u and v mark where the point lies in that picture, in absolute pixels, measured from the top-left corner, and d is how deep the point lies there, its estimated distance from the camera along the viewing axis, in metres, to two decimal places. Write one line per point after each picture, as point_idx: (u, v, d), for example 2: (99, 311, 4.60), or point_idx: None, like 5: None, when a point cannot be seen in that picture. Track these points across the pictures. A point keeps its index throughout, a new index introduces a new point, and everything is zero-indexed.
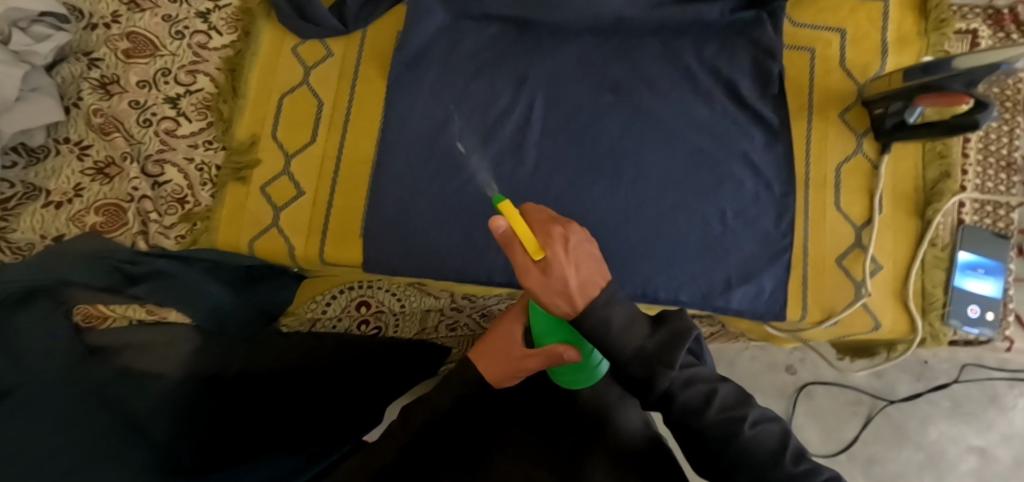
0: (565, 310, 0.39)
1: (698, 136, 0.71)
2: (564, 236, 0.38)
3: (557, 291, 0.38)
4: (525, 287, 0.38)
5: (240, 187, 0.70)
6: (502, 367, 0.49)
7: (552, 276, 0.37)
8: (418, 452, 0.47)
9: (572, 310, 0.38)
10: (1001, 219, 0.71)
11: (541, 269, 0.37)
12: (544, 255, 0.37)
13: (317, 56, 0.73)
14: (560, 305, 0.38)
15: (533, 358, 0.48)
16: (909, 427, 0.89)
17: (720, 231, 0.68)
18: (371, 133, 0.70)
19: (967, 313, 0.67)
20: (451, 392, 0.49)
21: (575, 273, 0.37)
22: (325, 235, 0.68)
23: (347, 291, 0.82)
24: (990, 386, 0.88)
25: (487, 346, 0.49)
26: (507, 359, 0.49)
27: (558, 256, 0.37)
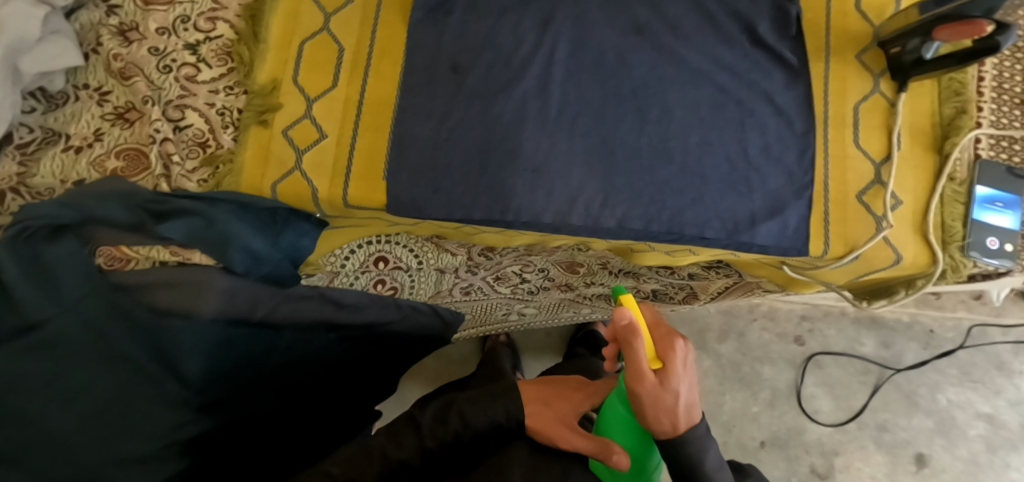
0: (663, 423, 0.53)
1: (719, 75, 0.72)
2: (680, 357, 0.52)
3: (668, 411, 0.52)
4: (643, 391, 0.51)
5: (263, 130, 0.69)
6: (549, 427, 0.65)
7: (667, 392, 0.51)
8: (434, 456, 0.66)
9: (671, 426, 0.53)
10: (1017, 154, 0.69)
11: (661, 383, 0.51)
12: (668, 369, 0.51)
13: (337, 2, 0.74)
14: (662, 419, 0.53)
15: (582, 440, 0.63)
16: (918, 394, 1.31)
17: (744, 166, 0.69)
18: (393, 77, 0.72)
19: (986, 245, 0.67)
20: (484, 415, 0.67)
21: (683, 392, 0.52)
22: (348, 176, 0.69)
23: (365, 246, 0.84)
24: (987, 352, 1.32)
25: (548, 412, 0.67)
26: (557, 425, 0.65)
27: (675, 373, 0.51)
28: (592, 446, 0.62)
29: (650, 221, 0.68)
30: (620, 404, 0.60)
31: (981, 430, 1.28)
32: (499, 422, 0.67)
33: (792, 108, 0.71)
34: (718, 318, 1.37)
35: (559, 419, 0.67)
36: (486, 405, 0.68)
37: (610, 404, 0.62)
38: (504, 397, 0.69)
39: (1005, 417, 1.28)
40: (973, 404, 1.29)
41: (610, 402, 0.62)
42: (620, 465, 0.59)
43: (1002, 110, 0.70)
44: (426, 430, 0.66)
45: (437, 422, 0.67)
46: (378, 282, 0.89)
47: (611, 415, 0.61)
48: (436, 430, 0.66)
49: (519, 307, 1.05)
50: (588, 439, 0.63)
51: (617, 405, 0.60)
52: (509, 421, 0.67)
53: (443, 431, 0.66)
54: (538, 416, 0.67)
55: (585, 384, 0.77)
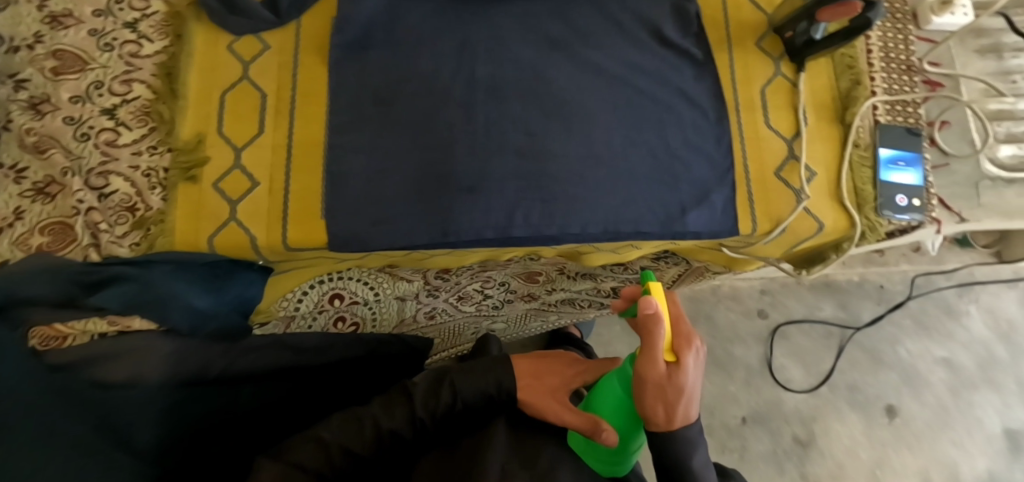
0: (657, 410, 0.55)
1: (633, 76, 0.75)
2: (692, 357, 0.54)
3: (663, 402, 0.54)
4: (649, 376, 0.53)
5: (192, 186, 0.69)
6: (539, 399, 0.67)
7: (669, 384, 0.53)
8: (423, 429, 0.66)
9: (664, 418, 0.56)
10: (911, 116, 0.75)
11: (668, 375, 0.53)
12: (679, 365, 0.53)
13: (253, 50, 0.74)
14: (657, 407, 0.55)
15: (572, 416, 0.65)
16: (881, 350, 1.44)
17: (668, 159, 0.73)
18: (319, 116, 0.72)
19: (896, 202, 0.72)
20: (473, 387, 0.67)
21: (687, 389, 0.54)
22: (285, 220, 0.69)
23: (318, 286, 0.85)
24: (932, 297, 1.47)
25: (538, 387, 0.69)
26: (547, 398, 0.67)
27: (685, 371, 0.53)
28: (581, 420, 0.64)
29: (590, 225, 0.71)
30: (617, 382, 0.64)
31: (941, 374, 1.43)
32: (490, 394, 0.68)
33: (705, 99, 0.75)
34: (686, 305, 1.45)
35: (549, 392, 0.69)
36: (477, 376, 0.68)
37: (608, 383, 0.65)
38: (497, 370, 0.69)
39: (958, 357, 1.44)
40: (930, 350, 1.44)
41: (608, 383, 0.65)
42: (608, 441, 0.60)
43: (892, 77, 0.76)
44: (418, 399, 0.66)
45: (430, 394, 0.67)
46: (339, 319, 0.91)
47: (606, 393, 0.65)
48: (428, 401, 0.66)
49: (487, 323, 1.09)
50: (577, 414, 0.65)
51: (615, 384, 0.64)
52: (499, 392, 0.68)
53: (436, 401, 0.66)
54: (531, 390, 0.68)
55: (578, 360, 0.78)
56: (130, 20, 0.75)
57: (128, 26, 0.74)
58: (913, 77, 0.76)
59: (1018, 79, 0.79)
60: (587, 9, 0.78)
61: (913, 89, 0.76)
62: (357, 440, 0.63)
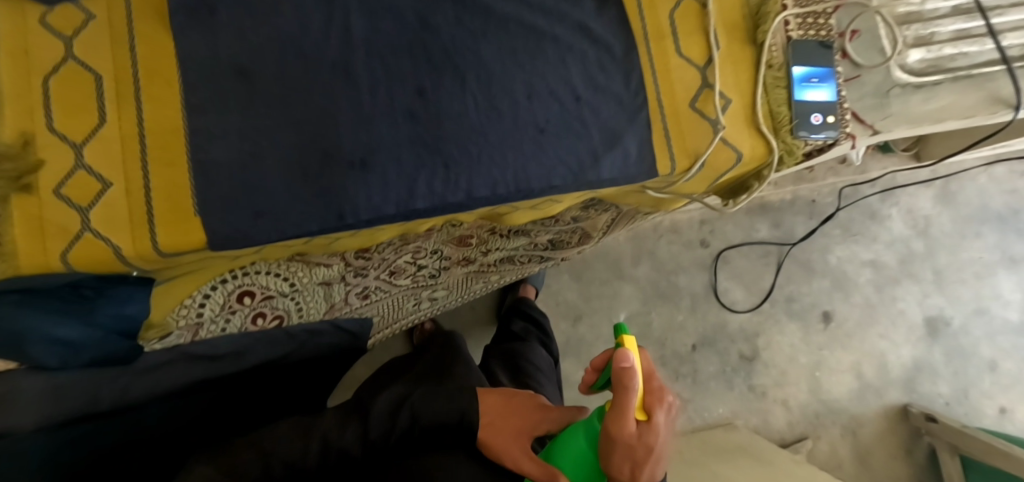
0: (623, 472, 0.53)
1: (528, 13, 0.68)
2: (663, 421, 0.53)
3: (631, 462, 0.52)
4: (619, 426, 0.52)
5: (27, 198, 0.58)
6: (503, 448, 0.62)
7: (639, 444, 0.52)
8: (376, 447, 0.66)
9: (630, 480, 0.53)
10: (823, 28, 0.71)
11: (637, 431, 0.52)
12: (651, 426, 0.53)
13: (75, 23, 0.61)
14: (624, 469, 0.53)
15: (530, 464, 0.60)
16: (816, 262, 1.49)
17: (575, 104, 0.67)
18: (172, 97, 0.62)
19: (811, 122, 0.69)
20: (434, 407, 0.68)
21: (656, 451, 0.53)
22: (152, 223, 0.60)
23: (222, 285, 0.76)
24: (864, 204, 1.52)
25: (500, 435, 0.64)
26: (509, 444, 0.62)
27: (654, 430, 0.53)
28: (538, 472, 0.59)
29: (498, 186, 0.65)
30: (582, 437, 0.58)
31: (868, 276, 1.50)
32: (450, 423, 0.67)
33: (607, 34, 0.69)
34: (627, 245, 1.44)
35: (513, 438, 0.63)
36: (441, 401, 0.69)
37: (571, 435, 0.59)
38: (460, 392, 0.70)
39: (883, 258, 1.51)
40: (857, 254, 1.51)
41: (569, 436, 0.59)
42: None
43: None
44: (374, 421, 0.67)
45: (387, 415, 0.68)
46: (257, 315, 0.82)
47: (568, 447, 0.58)
48: (383, 422, 0.67)
49: (427, 293, 1.02)
50: (541, 467, 0.59)
51: (580, 439, 0.58)
52: (459, 422, 0.67)
53: (395, 420, 0.67)
54: (493, 435, 0.64)
55: (546, 408, 0.69)
56: None
57: None
58: None
59: None
60: None
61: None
62: (300, 457, 0.64)
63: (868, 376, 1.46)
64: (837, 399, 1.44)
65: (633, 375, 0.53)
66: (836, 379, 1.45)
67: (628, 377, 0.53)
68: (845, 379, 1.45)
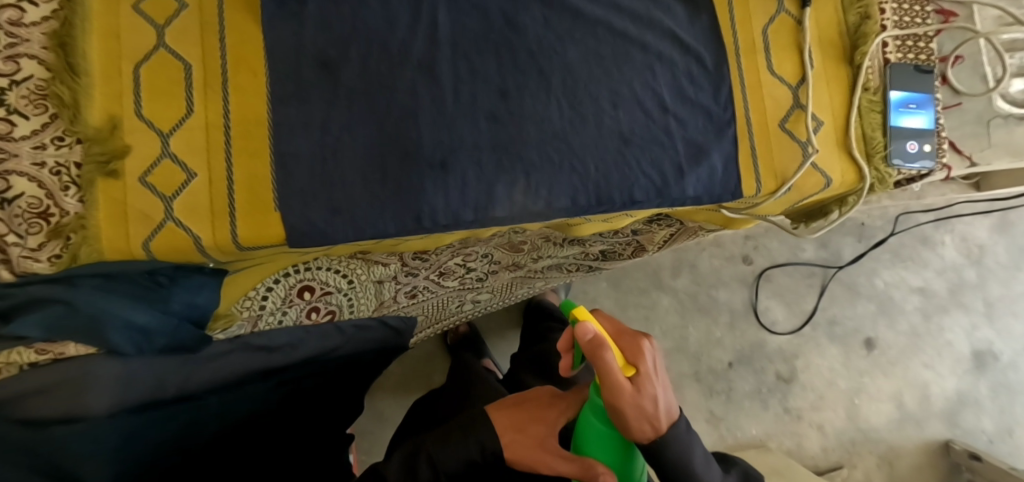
0: (644, 428, 0.54)
1: (618, 20, 0.65)
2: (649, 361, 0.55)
3: (648, 413, 0.54)
4: (622, 386, 0.52)
5: (113, 182, 0.58)
6: (526, 450, 0.67)
7: (644, 397, 0.53)
8: None
9: (655, 427, 0.55)
10: (923, 52, 0.68)
11: (635, 385, 0.53)
12: (644, 372, 0.54)
13: (168, 11, 0.61)
14: (644, 425, 0.54)
15: (565, 464, 0.63)
16: (859, 284, 1.44)
17: (661, 117, 0.65)
18: (257, 89, 0.61)
19: (906, 150, 0.66)
20: (454, 457, 0.67)
21: (660, 392, 0.54)
22: (233, 215, 0.60)
23: (284, 279, 0.75)
24: (919, 230, 1.48)
25: (520, 440, 0.67)
26: (537, 454, 0.66)
27: (647, 372, 0.54)
28: (573, 469, 0.62)
29: (578, 197, 0.63)
30: (593, 417, 0.59)
31: (914, 304, 1.45)
32: (476, 461, 0.68)
33: (698, 44, 0.66)
34: (669, 257, 1.41)
35: (536, 441, 0.67)
36: (452, 444, 0.67)
37: (586, 420, 0.61)
38: (473, 433, 0.68)
39: (932, 286, 1.46)
40: (905, 280, 1.46)
41: (583, 419, 0.61)
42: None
43: (902, 8, 0.68)
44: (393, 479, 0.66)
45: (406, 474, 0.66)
46: (312, 310, 0.81)
47: (587, 430, 0.61)
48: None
49: (472, 295, 1.01)
50: (567, 460, 0.63)
51: (592, 420, 0.60)
52: (484, 454, 0.68)
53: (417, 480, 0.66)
54: (517, 442, 0.67)
55: (556, 392, 0.71)
56: None
57: None
58: (925, 6, 0.69)
59: None
60: None
61: (925, 20, 0.68)
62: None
63: (908, 405, 1.42)
64: (874, 428, 1.40)
65: (604, 344, 0.53)
66: (875, 406, 1.41)
67: (601, 347, 0.52)
68: (884, 408, 1.41)
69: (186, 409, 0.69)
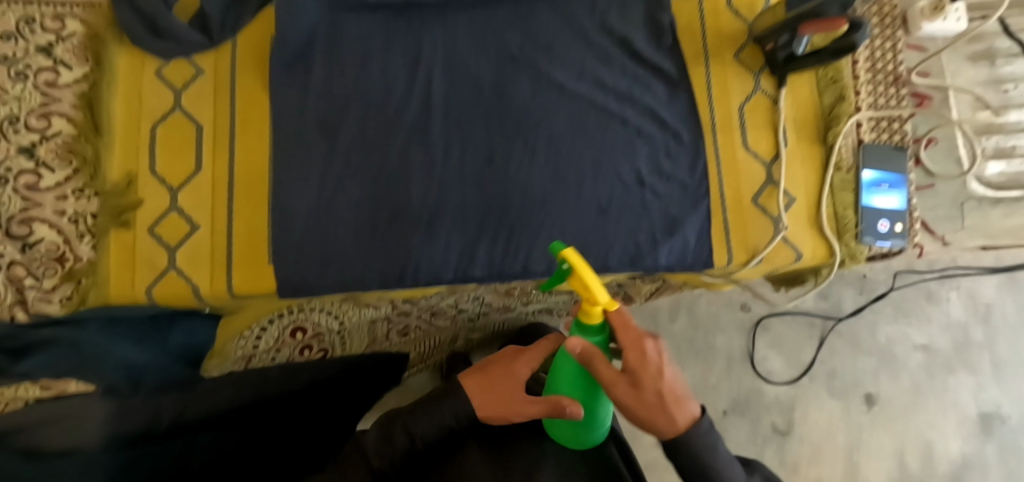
0: (658, 419, 0.45)
1: (601, 94, 0.69)
2: (654, 357, 0.44)
3: (651, 403, 0.44)
4: (615, 395, 0.45)
5: (124, 232, 0.63)
6: (496, 407, 0.53)
7: (646, 392, 0.44)
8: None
9: (670, 418, 0.45)
10: (897, 132, 0.71)
11: (631, 380, 0.44)
12: (646, 367, 0.44)
13: (185, 76, 0.67)
14: (656, 418, 0.45)
15: (536, 406, 0.50)
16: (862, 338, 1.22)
17: (640, 188, 0.67)
18: (259, 149, 0.66)
19: (878, 228, 0.68)
20: (430, 421, 0.53)
21: (662, 361, 0.44)
22: (229, 268, 0.64)
23: (278, 320, 0.80)
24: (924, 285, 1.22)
25: (490, 383, 0.53)
26: (511, 401, 0.52)
27: (639, 365, 0.44)
28: (541, 409, 0.50)
29: (555, 261, 0.65)
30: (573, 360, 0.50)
31: (917, 357, 1.21)
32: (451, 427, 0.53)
33: (679, 118, 0.69)
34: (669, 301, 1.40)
35: (514, 383, 0.53)
36: (435, 407, 0.53)
37: (563, 357, 0.51)
38: (442, 403, 0.53)
39: (938, 346, 1.22)
40: (907, 338, 1.23)
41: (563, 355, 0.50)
42: (575, 417, 0.47)
43: (879, 90, 0.71)
44: (372, 452, 0.52)
45: (383, 443, 0.52)
46: (305, 348, 0.85)
47: (563, 370, 0.51)
48: (384, 451, 0.52)
49: (466, 335, 0.98)
50: (537, 403, 0.51)
51: (570, 360, 0.50)
52: (459, 421, 0.53)
53: (390, 452, 0.52)
54: (481, 399, 0.53)
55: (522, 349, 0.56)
56: (44, 44, 0.66)
57: (42, 51, 0.66)
58: (900, 89, 0.71)
59: (1010, 88, 0.74)
60: (552, 20, 0.70)
61: (899, 103, 0.71)
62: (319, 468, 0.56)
63: (908, 465, 1.20)
64: None
65: (594, 355, 0.45)
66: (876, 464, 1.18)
67: (591, 357, 0.45)
68: (888, 466, 1.18)
69: (188, 439, 0.61)
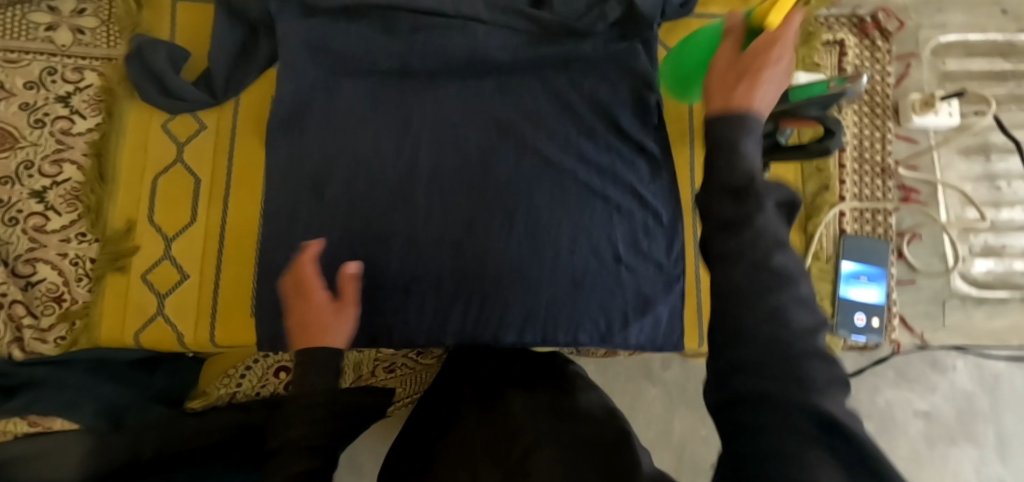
0: (714, 83, 0.39)
1: (585, 169, 0.69)
2: (762, 100, 0.36)
3: (728, 80, 0.38)
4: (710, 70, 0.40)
5: (120, 277, 0.67)
6: (328, 317, 0.56)
7: (737, 93, 0.36)
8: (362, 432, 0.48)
9: (719, 103, 0.36)
10: (881, 225, 0.71)
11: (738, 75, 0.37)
12: (755, 48, 0.38)
13: (189, 130, 0.71)
14: (709, 99, 0.38)
15: (343, 308, 0.56)
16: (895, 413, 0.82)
17: (614, 264, 0.68)
18: (253, 206, 0.70)
19: (855, 321, 0.68)
20: (318, 392, 0.48)
21: (768, 69, 0.37)
22: (213, 316, 0.67)
23: (263, 359, 0.76)
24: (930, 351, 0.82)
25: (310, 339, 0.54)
26: (339, 322, 0.55)
27: (739, 94, 0.36)
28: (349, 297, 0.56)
29: (524, 330, 0.67)
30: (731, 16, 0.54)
31: (918, 426, 0.82)
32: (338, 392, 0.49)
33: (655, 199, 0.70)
34: None
35: (318, 308, 0.56)
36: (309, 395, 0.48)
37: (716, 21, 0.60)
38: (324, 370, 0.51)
39: (940, 414, 0.83)
40: (907, 402, 0.83)
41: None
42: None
43: (864, 181, 0.71)
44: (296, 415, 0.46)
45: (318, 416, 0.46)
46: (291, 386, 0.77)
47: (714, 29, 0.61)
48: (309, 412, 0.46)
49: None
50: (342, 299, 0.57)
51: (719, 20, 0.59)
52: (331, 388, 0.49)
53: (310, 415, 0.46)
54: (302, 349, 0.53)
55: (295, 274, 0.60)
56: (63, 93, 0.71)
57: (61, 100, 0.70)
58: (887, 181, 0.71)
59: (1003, 185, 0.72)
60: (539, 93, 0.71)
61: (885, 195, 0.71)
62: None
63: None
64: None
65: (726, 46, 0.42)
66: None
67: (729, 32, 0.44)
68: None
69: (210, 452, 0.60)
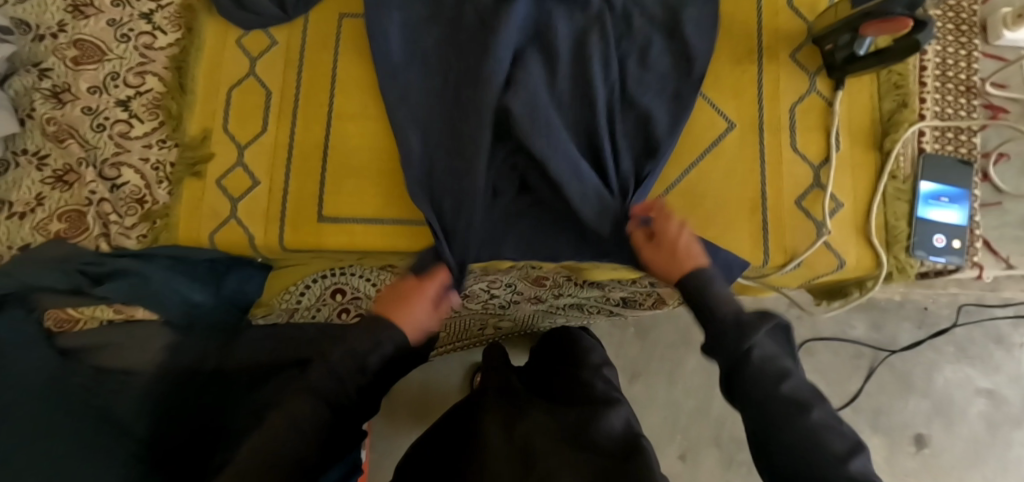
0: (663, 261, 0.61)
1: (649, 88, 0.68)
2: (675, 229, 0.61)
3: (661, 251, 0.61)
4: (648, 257, 0.62)
5: (196, 182, 0.70)
6: (428, 311, 0.61)
7: (660, 246, 0.61)
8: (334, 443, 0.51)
9: (670, 263, 0.60)
10: (964, 144, 0.67)
11: (653, 235, 0.62)
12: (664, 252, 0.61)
13: (261, 46, 0.73)
14: (671, 268, 0.60)
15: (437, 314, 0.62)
16: (913, 376, 1.12)
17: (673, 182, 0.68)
18: (321, 119, 0.71)
19: (933, 243, 0.65)
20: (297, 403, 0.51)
21: (680, 241, 0.61)
22: (283, 222, 0.69)
23: (320, 280, 0.78)
24: (995, 325, 1.13)
25: (411, 303, 0.60)
26: (422, 304, 0.61)
27: (673, 227, 0.61)
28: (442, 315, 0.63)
29: (584, 252, 0.67)
30: None
31: (983, 408, 1.11)
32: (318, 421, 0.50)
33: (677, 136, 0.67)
34: None
35: (428, 298, 0.61)
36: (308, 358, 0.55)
37: None
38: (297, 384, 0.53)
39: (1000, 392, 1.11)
40: (971, 381, 1.12)
41: None
42: None
43: (947, 100, 0.67)
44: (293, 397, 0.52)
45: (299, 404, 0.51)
46: (343, 312, 0.81)
47: None
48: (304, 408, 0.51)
49: (494, 321, 0.97)
50: (433, 313, 0.61)
51: None
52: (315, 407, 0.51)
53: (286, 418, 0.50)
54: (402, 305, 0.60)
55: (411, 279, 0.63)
56: (146, 11, 0.75)
57: (145, 17, 0.75)
58: (971, 100, 0.67)
59: None
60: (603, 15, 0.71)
61: (969, 114, 0.67)
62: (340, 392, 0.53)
63: None
64: None
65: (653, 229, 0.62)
66: None
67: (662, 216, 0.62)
68: None
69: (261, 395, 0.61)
